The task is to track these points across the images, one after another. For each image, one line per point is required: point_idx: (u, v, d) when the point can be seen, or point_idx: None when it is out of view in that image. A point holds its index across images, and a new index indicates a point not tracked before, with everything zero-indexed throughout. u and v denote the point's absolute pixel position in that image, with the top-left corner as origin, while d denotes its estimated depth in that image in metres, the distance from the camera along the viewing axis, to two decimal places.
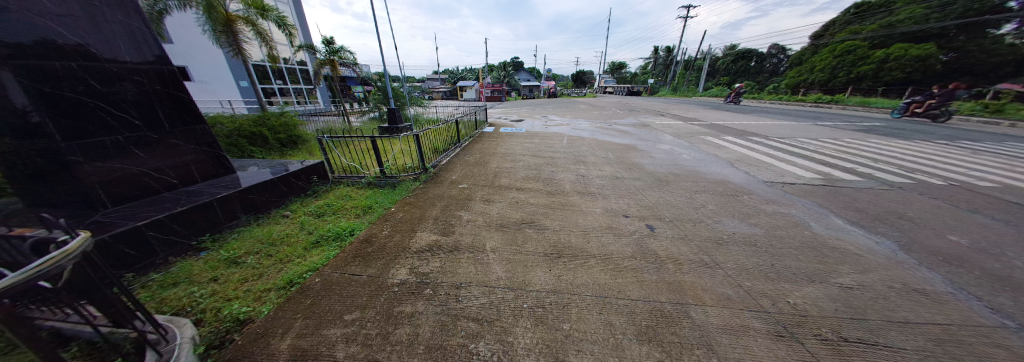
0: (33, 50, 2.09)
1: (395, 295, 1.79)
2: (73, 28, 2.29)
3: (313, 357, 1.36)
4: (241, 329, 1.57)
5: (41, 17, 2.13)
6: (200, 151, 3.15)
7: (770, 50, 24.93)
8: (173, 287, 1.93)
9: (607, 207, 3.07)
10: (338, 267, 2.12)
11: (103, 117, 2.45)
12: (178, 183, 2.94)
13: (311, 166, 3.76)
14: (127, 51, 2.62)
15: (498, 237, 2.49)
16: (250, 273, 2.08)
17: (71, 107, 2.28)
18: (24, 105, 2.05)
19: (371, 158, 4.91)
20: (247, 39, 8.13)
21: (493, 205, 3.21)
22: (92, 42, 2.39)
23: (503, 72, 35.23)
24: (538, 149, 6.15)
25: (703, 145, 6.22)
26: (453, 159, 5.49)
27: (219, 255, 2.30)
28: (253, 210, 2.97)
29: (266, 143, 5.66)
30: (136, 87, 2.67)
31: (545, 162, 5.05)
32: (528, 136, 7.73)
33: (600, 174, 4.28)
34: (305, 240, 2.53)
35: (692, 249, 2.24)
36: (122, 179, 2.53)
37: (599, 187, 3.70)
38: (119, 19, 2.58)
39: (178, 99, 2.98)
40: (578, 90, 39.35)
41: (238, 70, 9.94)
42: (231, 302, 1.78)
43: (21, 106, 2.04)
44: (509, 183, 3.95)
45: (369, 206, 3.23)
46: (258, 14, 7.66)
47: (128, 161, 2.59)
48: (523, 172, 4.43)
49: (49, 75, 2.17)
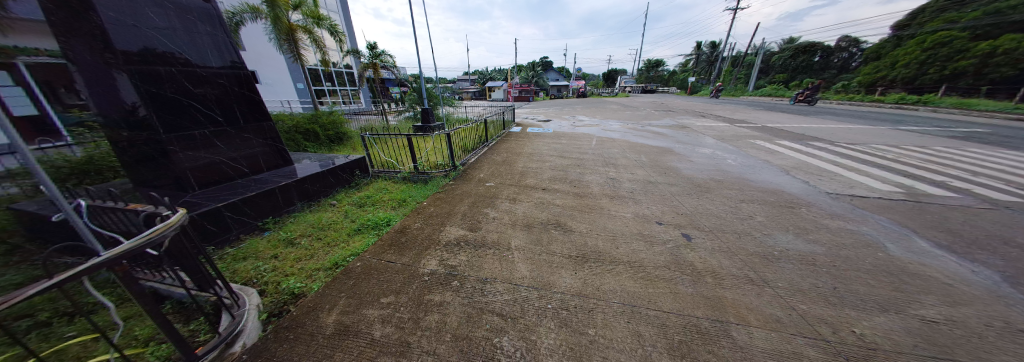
0: (143, 58, 2.55)
1: (425, 284, 1.89)
2: (172, 39, 2.75)
3: (353, 333, 1.50)
4: (294, 302, 1.77)
5: (150, 30, 2.60)
6: (266, 144, 3.59)
7: (839, 43, 21.81)
8: (243, 260, 2.23)
9: (638, 212, 2.93)
10: (376, 253, 2.29)
11: (194, 114, 2.91)
12: (249, 172, 3.38)
13: (354, 160, 4.10)
14: (213, 58, 3.08)
15: (523, 236, 2.50)
16: (303, 253, 2.33)
17: (170, 105, 2.73)
18: (133, 102, 2.51)
19: (406, 154, 5.22)
20: (304, 45, 9.10)
21: (518, 204, 3.22)
22: (186, 51, 2.85)
23: (532, 72, 35.15)
24: (565, 150, 6.05)
25: (751, 150, 5.64)
26: (481, 157, 5.62)
27: (278, 235, 2.61)
28: (306, 198, 3.32)
29: (317, 138, 6.30)
30: (219, 88, 3.13)
31: (572, 163, 4.95)
32: (556, 137, 7.63)
33: (631, 177, 4.10)
34: (348, 227, 2.77)
35: (735, 263, 2.05)
36: (207, 166, 2.98)
37: (630, 191, 3.54)
38: (207, 31, 3.05)
39: (250, 99, 3.43)
40: (610, 90, 37.87)
41: (296, 73, 11.15)
42: (288, 277, 2.02)
43: (131, 103, 2.50)
44: (535, 183, 3.94)
45: (404, 199, 3.44)
46: (314, 23, 8.53)
47: (212, 151, 3.04)
48: (550, 173, 4.39)
49: (156, 78, 2.64)
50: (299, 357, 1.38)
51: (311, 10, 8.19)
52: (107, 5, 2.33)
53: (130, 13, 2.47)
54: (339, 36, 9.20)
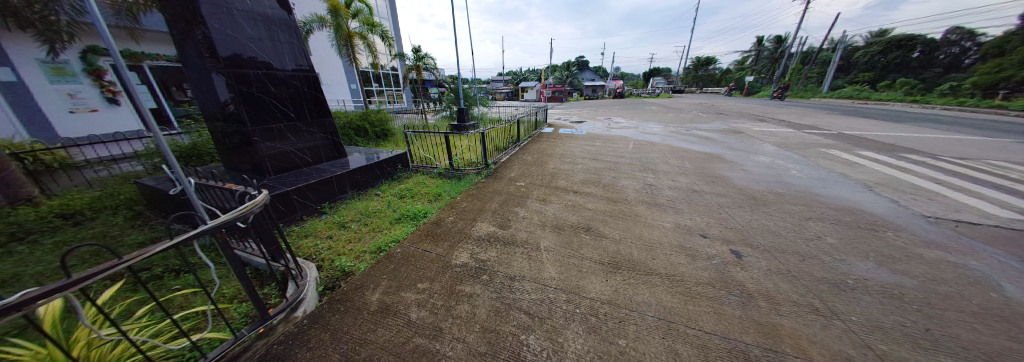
0: (237, 62, 3.05)
1: (457, 275, 1.98)
2: (261, 47, 3.24)
3: (392, 313, 1.66)
4: (345, 279, 2.00)
5: (245, 39, 3.09)
6: (326, 138, 4.05)
7: (948, 36, 17.95)
8: (305, 238, 2.56)
9: (678, 222, 2.74)
10: (414, 242, 2.46)
11: (273, 110, 3.39)
12: (311, 162, 3.85)
13: (397, 155, 4.43)
14: (289, 62, 3.56)
15: (553, 238, 2.48)
16: (353, 235, 2.59)
17: (255, 102, 3.22)
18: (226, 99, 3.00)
19: (443, 152, 5.48)
20: (360, 50, 10.05)
21: (549, 205, 3.21)
22: (270, 57, 3.34)
23: (567, 72, 34.53)
24: (599, 153, 5.85)
25: (822, 160, 4.90)
26: (512, 157, 5.69)
27: (333, 219, 2.94)
28: (356, 187, 3.68)
29: (366, 134, 6.92)
30: (293, 88, 3.60)
31: (606, 166, 4.77)
32: (590, 139, 7.41)
33: (672, 185, 3.82)
34: (391, 216, 3.01)
35: (796, 289, 1.80)
36: (280, 155, 3.46)
37: (670, 200, 3.31)
38: (287, 38, 3.53)
39: (315, 98, 3.90)
40: (651, 90, 35.55)
41: (351, 75, 12.36)
42: (340, 256, 2.27)
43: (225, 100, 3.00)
44: (567, 185, 3.88)
45: (439, 193, 3.63)
46: (369, 30, 9.40)
47: (284, 142, 3.52)
48: (582, 176, 4.28)
49: (245, 80, 3.13)
50: (349, 328, 1.57)
51: (367, 18, 9.03)
52: (214, 19, 2.84)
53: (231, 25, 2.97)
54: (389, 41, 10.01)
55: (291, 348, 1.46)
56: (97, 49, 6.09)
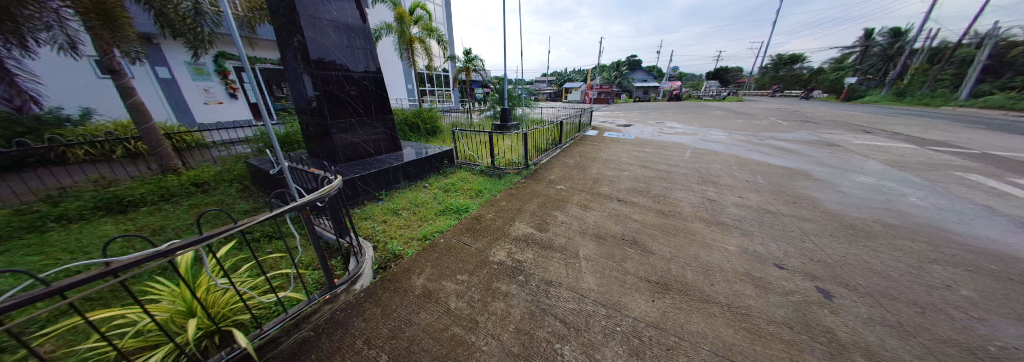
0: (324, 65, 3.56)
1: (493, 272, 2.03)
2: (343, 53, 3.75)
3: (434, 299, 1.79)
4: (395, 261, 2.21)
5: (332, 46, 3.61)
6: (387, 132, 4.50)
7: None
8: (365, 220, 2.90)
9: (745, 247, 2.38)
10: (455, 234, 2.59)
11: (348, 107, 3.88)
12: (373, 153, 4.32)
13: (445, 151, 4.70)
14: (363, 65, 4.03)
15: (593, 247, 2.37)
16: (403, 223, 2.83)
17: (335, 99, 3.72)
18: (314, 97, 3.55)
19: (486, 150, 5.66)
20: (418, 53, 10.93)
21: (590, 212, 3.07)
22: (349, 61, 3.84)
23: (617, 73, 32.72)
24: (649, 160, 5.42)
25: (956, 187, 3.80)
26: (553, 158, 5.61)
27: (388, 205, 3.26)
28: (407, 179, 4.00)
29: (418, 131, 7.52)
30: (364, 88, 4.08)
31: (656, 175, 4.40)
32: (639, 144, 6.91)
33: (737, 202, 3.35)
34: (436, 207, 3.21)
35: (912, 349, 1.41)
36: (349, 146, 3.96)
37: (734, 219, 2.90)
38: (363, 45, 4.01)
39: (380, 96, 4.34)
40: (714, 93, 31.68)
41: (409, 76, 13.53)
42: (392, 240, 2.51)
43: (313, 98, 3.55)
44: (610, 193, 3.67)
45: (480, 190, 3.75)
46: (427, 35, 10.19)
47: (354, 135, 4.01)
48: (628, 184, 4.01)
49: (329, 80, 3.64)
50: (397, 307, 1.74)
51: (426, 23, 9.80)
52: (309, 28, 3.36)
53: (322, 34, 3.49)
54: (444, 44, 10.68)
55: (351, 316, 1.68)
56: (226, 54, 7.73)
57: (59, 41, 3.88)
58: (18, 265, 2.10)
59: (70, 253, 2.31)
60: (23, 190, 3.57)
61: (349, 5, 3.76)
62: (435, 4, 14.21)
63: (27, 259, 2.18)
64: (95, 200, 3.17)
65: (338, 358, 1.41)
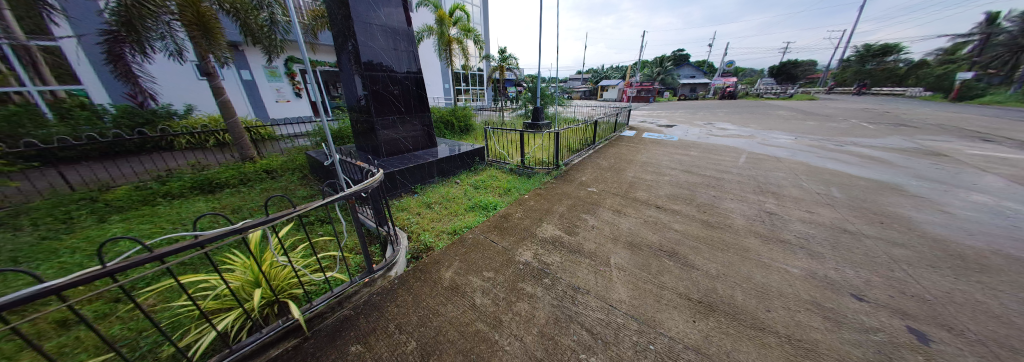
0: (373, 66, 3.85)
1: (519, 272, 2.02)
2: (389, 55, 4.02)
3: (461, 292, 1.84)
4: (426, 252, 2.31)
5: (380, 49, 3.89)
6: (424, 130, 4.73)
7: None
8: (401, 211, 3.08)
9: (812, 270, 2.04)
10: (483, 231, 2.63)
11: (391, 105, 4.16)
12: (411, 148, 4.58)
13: (476, 149, 4.80)
14: (406, 66, 4.28)
15: (626, 255, 2.23)
16: (435, 216, 2.94)
17: (380, 98, 4.01)
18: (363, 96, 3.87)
19: (516, 149, 5.66)
20: (456, 53, 11.34)
21: (624, 218, 2.91)
22: (394, 62, 4.10)
23: (659, 69, 30.52)
24: (693, 164, 4.96)
25: None
26: (585, 159, 5.42)
27: (422, 198, 3.43)
28: (441, 174, 4.16)
29: (452, 128, 7.81)
30: (406, 88, 4.33)
31: (701, 182, 4.01)
32: (682, 147, 6.36)
33: (802, 217, 2.90)
34: (466, 203, 3.29)
35: None
36: (391, 141, 4.24)
37: (798, 237, 2.51)
38: (407, 47, 4.26)
39: (419, 95, 4.56)
40: (775, 90, 27.99)
41: (446, 76, 14.11)
42: (424, 232, 2.63)
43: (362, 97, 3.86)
44: (648, 198, 3.43)
45: (509, 188, 3.77)
46: (465, 35, 10.51)
47: (396, 131, 4.28)
48: (668, 190, 3.70)
49: (376, 80, 3.92)
50: (426, 296, 1.82)
51: (465, 24, 10.11)
52: (361, 33, 3.65)
53: (371, 38, 3.77)
54: (480, 44, 10.91)
55: (385, 300, 1.80)
56: (294, 58, 8.81)
57: (170, 48, 4.76)
58: (136, 231, 2.63)
59: (173, 224, 2.83)
60: (143, 170, 4.45)
61: (397, 10, 4.01)
62: (473, 5, 14.61)
63: (142, 228, 2.71)
64: (193, 181, 3.84)
65: (373, 339, 1.52)
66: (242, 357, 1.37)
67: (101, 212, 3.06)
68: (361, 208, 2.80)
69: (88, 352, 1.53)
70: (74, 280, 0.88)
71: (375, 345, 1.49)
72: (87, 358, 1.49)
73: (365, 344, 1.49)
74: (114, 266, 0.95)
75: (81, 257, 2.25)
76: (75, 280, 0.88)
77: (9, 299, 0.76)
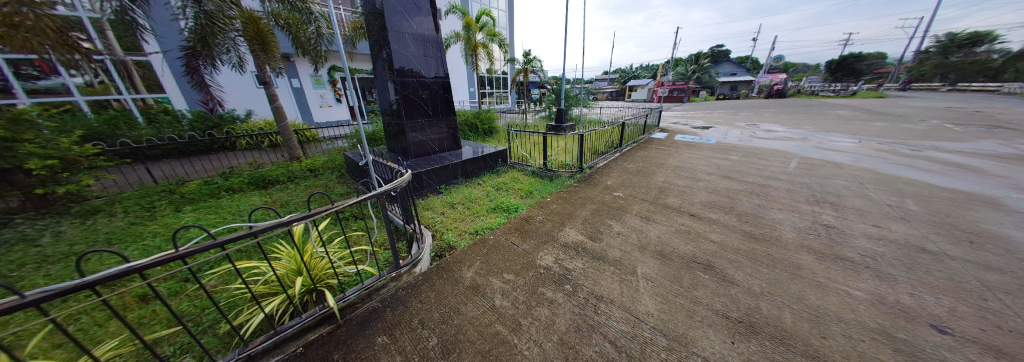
0: (403, 72, 4.04)
1: (539, 276, 1.99)
2: (418, 62, 4.20)
3: (481, 293, 1.85)
4: (449, 251, 2.36)
5: (410, 56, 4.08)
6: (450, 132, 4.88)
7: None
8: (426, 210, 3.19)
9: (880, 295, 1.76)
10: (504, 233, 2.63)
11: (419, 109, 4.34)
12: (437, 150, 4.74)
13: (499, 151, 4.84)
14: (434, 72, 4.44)
15: (654, 266, 2.09)
16: (458, 216, 3.01)
17: (410, 102, 4.20)
18: (394, 101, 4.09)
19: (539, 151, 5.61)
20: (481, 57, 11.60)
21: (652, 226, 2.74)
22: (423, 68, 4.28)
23: (695, 66, 28.47)
24: (733, 169, 4.56)
25: None
26: (611, 162, 5.22)
27: (446, 198, 3.52)
28: (464, 175, 4.25)
29: (476, 130, 7.97)
30: (434, 92, 4.50)
31: (741, 189, 3.67)
32: (719, 150, 5.88)
33: (866, 233, 2.53)
34: (487, 204, 3.32)
35: None
36: (419, 143, 4.43)
37: (862, 255, 2.19)
38: (435, 53, 4.42)
39: (446, 99, 4.72)
40: (832, 87, 24.94)
41: (472, 79, 14.48)
42: (447, 231, 2.70)
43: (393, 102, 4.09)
44: (680, 206, 3.21)
45: (530, 191, 3.75)
46: (490, 40, 10.72)
47: (423, 134, 4.47)
48: (702, 197, 3.44)
49: (406, 86, 4.12)
50: (448, 295, 1.85)
51: (491, 29, 10.32)
52: (394, 41, 3.86)
53: (403, 47, 3.97)
54: (505, 48, 11.06)
55: (409, 295, 1.86)
56: (336, 67, 9.61)
57: (234, 61, 5.41)
58: (204, 221, 3.02)
59: (232, 215, 3.20)
60: (210, 167, 5.11)
61: (426, 19, 4.18)
62: (498, 10, 14.84)
63: (208, 218, 3.11)
64: (250, 177, 4.33)
65: (398, 332, 1.58)
66: (285, 338, 1.51)
67: (176, 203, 3.56)
68: (390, 206, 2.95)
69: (163, 324, 1.78)
70: (155, 261, 1.03)
71: (399, 338, 1.54)
72: (163, 329, 1.74)
73: (391, 336, 1.56)
74: (185, 250, 1.10)
75: (160, 241, 2.63)
76: (155, 260, 1.03)
77: (107, 273, 0.91)
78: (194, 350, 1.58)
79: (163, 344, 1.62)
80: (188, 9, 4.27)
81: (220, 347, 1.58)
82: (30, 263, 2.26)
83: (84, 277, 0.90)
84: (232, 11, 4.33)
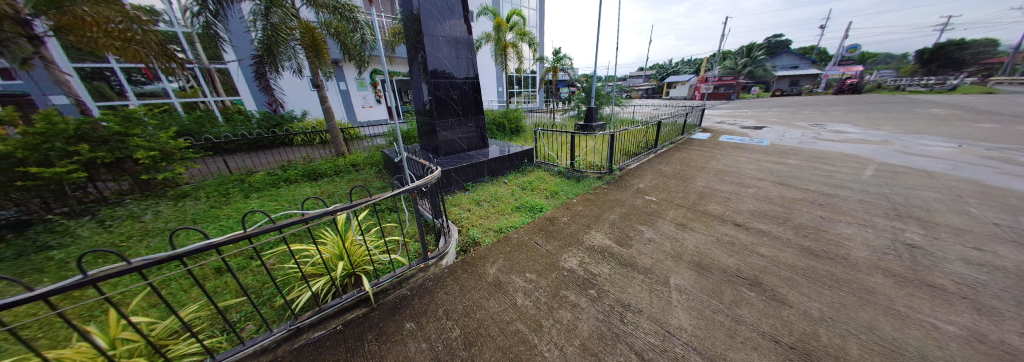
0: (437, 74, 4.20)
1: (563, 278, 1.94)
2: (451, 64, 4.33)
3: (503, 290, 1.85)
4: (473, 247, 2.40)
5: (443, 58, 4.22)
6: (478, 131, 4.97)
7: None
8: (453, 206, 3.29)
9: (983, 332, 1.42)
10: (528, 233, 2.60)
11: (451, 109, 4.48)
12: (465, 148, 4.86)
13: (526, 150, 4.81)
14: (465, 72, 4.54)
15: (689, 277, 1.93)
16: (483, 213, 3.05)
17: (442, 102, 4.36)
18: (427, 102, 4.28)
19: (566, 151, 5.49)
20: (512, 57, 11.66)
21: (688, 234, 2.53)
22: (455, 70, 4.40)
23: (746, 59, 25.74)
24: (787, 175, 4.04)
25: None
26: (644, 164, 4.93)
27: (472, 195, 3.59)
28: (491, 173, 4.30)
29: (504, 130, 8.04)
30: (465, 92, 4.61)
31: (798, 198, 3.23)
32: (773, 153, 5.23)
33: (966, 256, 2.07)
34: (513, 203, 3.31)
35: None
36: (449, 142, 4.57)
37: (958, 283, 1.79)
38: (467, 54, 4.52)
39: (476, 99, 4.81)
40: (924, 81, 20.98)
41: (501, 79, 14.65)
42: (472, 227, 2.75)
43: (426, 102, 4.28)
44: (722, 213, 2.92)
45: (556, 191, 3.67)
46: (521, 39, 10.73)
47: (453, 133, 4.60)
48: (749, 205, 3.09)
49: (439, 87, 4.27)
50: (471, 289, 1.89)
51: (522, 29, 10.32)
52: (429, 45, 4.03)
53: (437, 49, 4.12)
54: (536, 47, 10.99)
55: (435, 286, 1.93)
56: (377, 70, 10.35)
57: (295, 67, 6.07)
58: (265, 207, 3.43)
59: (288, 203, 3.59)
60: (272, 160, 5.80)
61: (460, 21, 4.30)
62: (529, 9, 14.82)
63: (269, 204, 3.53)
64: (303, 170, 4.82)
65: (424, 319, 1.64)
66: (325, 316, 1.65)
67: (245, 190, 4.09)
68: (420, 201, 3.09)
69: (232, 294, 2.05)
70: (228, 239, 1.19)
71: (425, 325, 1.60)
72: (232, 298, 2.00)
73: (417, 323, 1.62)
74: (251, 231, 1.26)
75: (233, 222, 3.03)
76: (228, 238, 1.19)
77: (192, 247, 1.08)
78: (254, 319, 1.79)
79: (231, 311, 1.86)
80: (257, 22, 4.86)
81: (274, 319, 1.77)
82: (136, 235, 2.76)
83: (175, 249, 1.07)
84: (293, 22, 4.80)
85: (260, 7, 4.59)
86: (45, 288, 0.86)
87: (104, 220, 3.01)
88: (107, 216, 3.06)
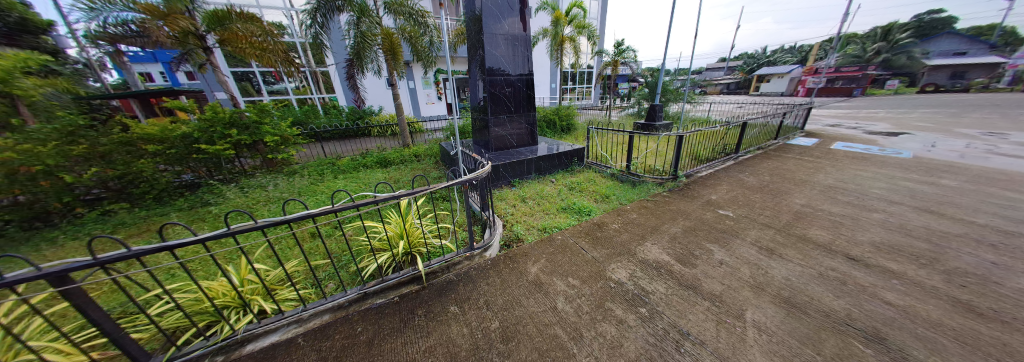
0: (493, 72, 4.30)
1: (610, 289, 1.80)
2: (507, 62, 4.39)
3: (545, 290, 1.82)
4: (517, 243, 2.41)
5: (500, 56, 4.30)
6: (528, 128, 4.95)
7: None
8: (501, 200, 3.36)
9: None
10: (573, 235, 2.49)
11: (504, 106, 4.56)
12: (515, 145, 4.90)
13: (576, 150, 4.62)
14: (519, 69, 4.55)
15: (772, 314, 1.58)
16: (528, 211, 3.03)
17: (496, 99, 4.46)
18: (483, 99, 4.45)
19: (622, 152, 5.07)
20: (569, 52, 11.26)
21: (775, 262, 2.07)
22: (511, 67, 4.45)
23: (880, 45, 19.84)
24: (941, 200, 2.98)
25: None
26: (719, 171, 4.23)
27: (518, 192, 3.60)
28: (539, 171, 4.26)
29: (554, 127, 7.87)
30: (518, 89, 4.63)
31: (954, 232, 2.37)
32: (916, 169, 3.92)
33: None
34: (559, 203, 3.21)
35: None
36: (499, 138, 4.68)
37: None
38: (523, 51, 4.51)
39: (528, 95, 4.79)
40: None
41: (556, 76, 14.35)
42: (516, 223, 2.76)
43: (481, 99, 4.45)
44: (826, 241, 2.32)
45: (607, 195, 3.42)
46: (580, 33, 10.27)
47: (504, 129, 4.68)
48: (871, 236, 2.37)
49: (494, 84, 4.37)
50: (513, 283, 1.90)
51: (582, 22, 9.86)
52: (488, 43, 4.15)
53: (494, 48, 4.22)
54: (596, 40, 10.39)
55: (479, 275, 2.00)
56: (440, 70, 11.24)
57: (376, 68, 6.98)
58: (348, 187, 4.06)
59: (364, 185, 4.18)
60: (353, 148, 6.84)
61: (518, 19, 4.30)
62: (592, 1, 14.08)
63: (351, 185, 4.17)
64: (376, 158, 5.56)
65: (466, 305, 1.71)
66: (385, 287, 1.86)
67: (334, 171, 4.90)
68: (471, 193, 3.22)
69: (320, 255, 2.47)
70: (320, 211, 1.42)
71: (466, 310, 1.67)
72: (319, 259, 2.41)
73: (461, 307, 1.70)
74: (336, 207, 1.47)
75: (324, 197, 3.67)
76: (320, 210, 1.42)
77: (295, 215, 1.31)
78: (334, 279, 2.13)
79: (318, 269, 2.25)
80: (351, 31, 5.70)
81: (349, 281, 2.08)
82: (261, 201, 3.56)
83: (286, 215, 1.33)
84: (376, 29, 5.52)
85: (353, 18, 5.37)
86: (206, 234, 1.15)
87: (242, 187, 3.96)
88: (244, 184, 4.00)
